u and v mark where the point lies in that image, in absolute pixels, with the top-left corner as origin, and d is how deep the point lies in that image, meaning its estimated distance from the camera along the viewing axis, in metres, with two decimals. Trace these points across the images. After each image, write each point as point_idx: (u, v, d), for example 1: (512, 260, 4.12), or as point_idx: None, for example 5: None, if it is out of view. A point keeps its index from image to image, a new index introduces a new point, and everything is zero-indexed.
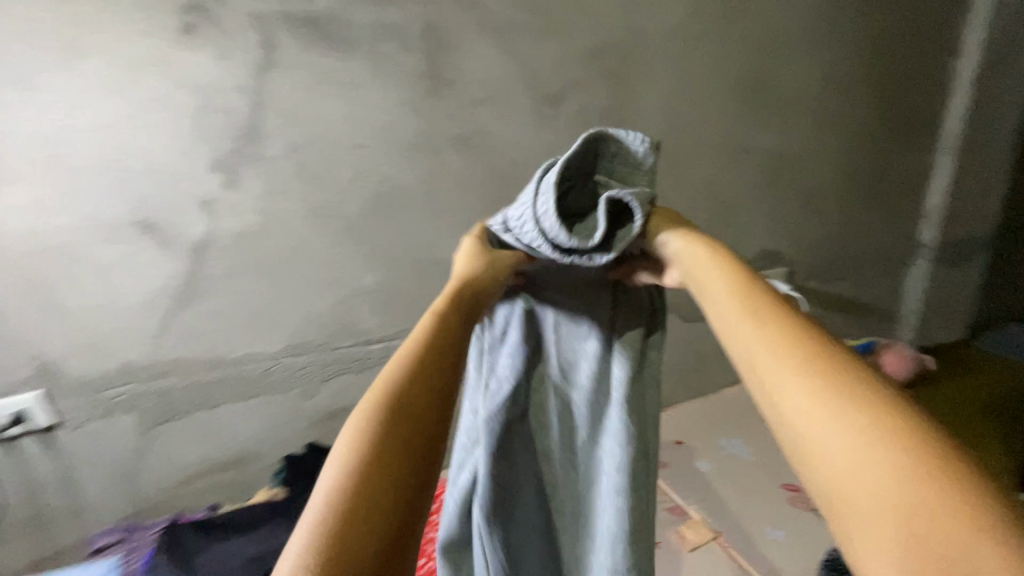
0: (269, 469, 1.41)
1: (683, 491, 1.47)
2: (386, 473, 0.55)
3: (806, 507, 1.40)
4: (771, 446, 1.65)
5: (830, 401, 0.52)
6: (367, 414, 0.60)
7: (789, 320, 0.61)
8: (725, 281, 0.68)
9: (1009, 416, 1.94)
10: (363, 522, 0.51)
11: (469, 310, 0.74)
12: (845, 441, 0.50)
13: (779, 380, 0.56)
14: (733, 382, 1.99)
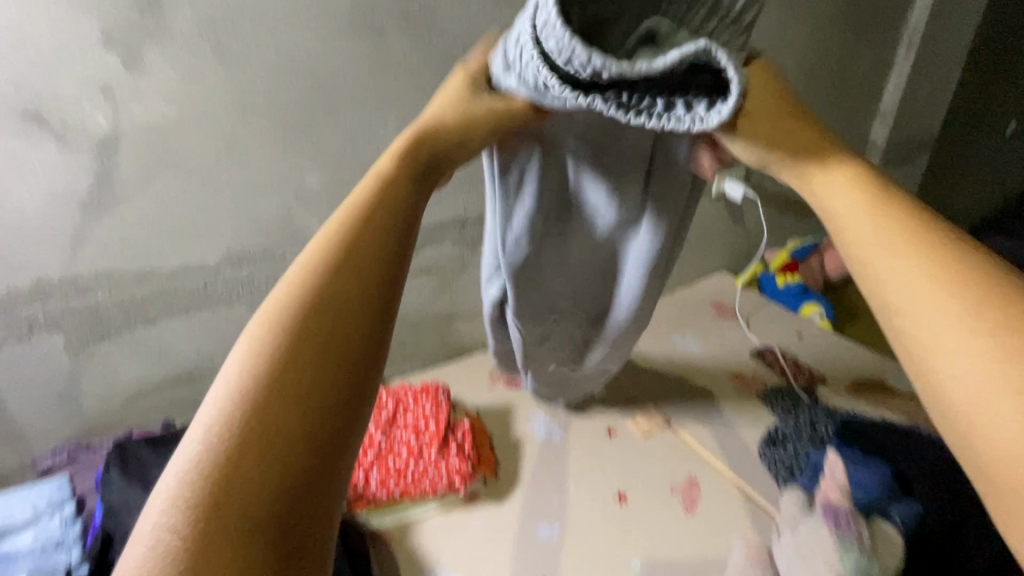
0: None
1: None
2: (287, 396, 0.52)
3: (751, 391, 1.48)
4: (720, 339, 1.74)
5: (989, 322, 0.53)
6: (277, 313, 0.57)
7: (938, 247, 0.60)
8: (868, 203, 0.65)
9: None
10: (250, 435, 0.50)
11: (425, 167, 0.71)
12: (979, 362, 0.52)
13: (928, 314, 0.57)
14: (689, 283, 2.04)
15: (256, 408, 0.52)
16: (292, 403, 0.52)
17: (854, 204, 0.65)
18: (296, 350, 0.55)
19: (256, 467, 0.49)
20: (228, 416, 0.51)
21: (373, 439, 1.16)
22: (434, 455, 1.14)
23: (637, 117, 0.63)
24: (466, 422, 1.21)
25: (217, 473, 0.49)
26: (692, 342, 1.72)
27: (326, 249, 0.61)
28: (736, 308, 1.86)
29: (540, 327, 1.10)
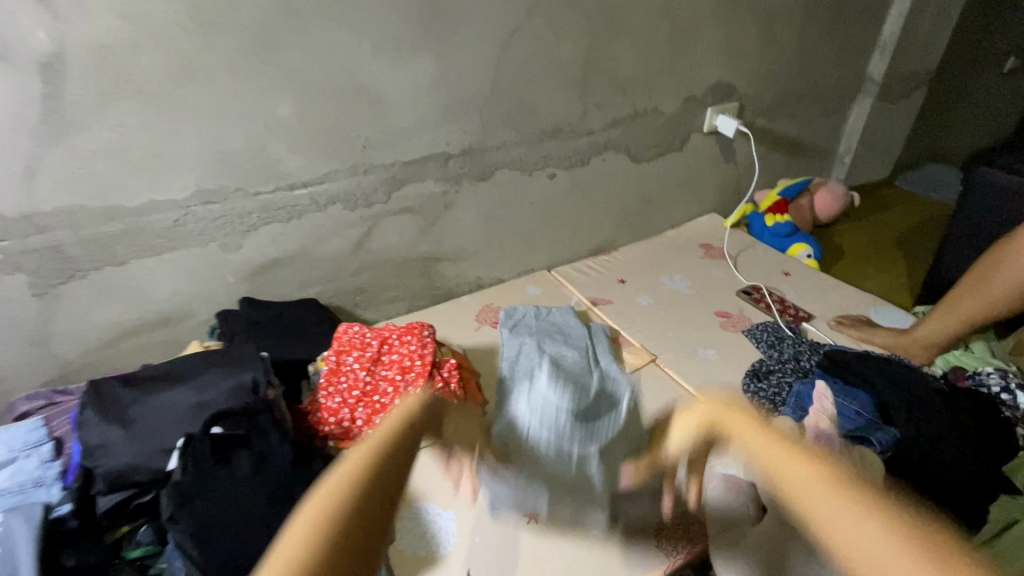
0: (204, 328, 1.32)
1: (627, 323, 1.55)
2: (378, 523, 0.53)
3: (735, 329, 1.52)
4: (709, 280, 1.73)
5: (845, 490, 0.51)
6: (367, 459, 0.56)
7: (779, 433, 0.59)
8: (745, 412, 0.64)
9: (920, 240, 2.09)
10: (354, 547, 0.50)
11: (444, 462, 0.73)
12: (866, 536, 0.48)
13: (807, 493, 0.52)
14: (679, 225, 2.01)
15: (347, 548, 0.49)
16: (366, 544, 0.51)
17: (748, 427, 0.62)
18: (387, 476, 0.56)
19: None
20: (333, 525, 0.50)
21: (357, 376, 1.12)
22: (421, 392, 1.13)
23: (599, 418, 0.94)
24: (453, 360, 1.20)
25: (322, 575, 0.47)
26: (682, 284, 1.72)
27: (401, 419, 0.64)
28: (725, 250, 1.87)
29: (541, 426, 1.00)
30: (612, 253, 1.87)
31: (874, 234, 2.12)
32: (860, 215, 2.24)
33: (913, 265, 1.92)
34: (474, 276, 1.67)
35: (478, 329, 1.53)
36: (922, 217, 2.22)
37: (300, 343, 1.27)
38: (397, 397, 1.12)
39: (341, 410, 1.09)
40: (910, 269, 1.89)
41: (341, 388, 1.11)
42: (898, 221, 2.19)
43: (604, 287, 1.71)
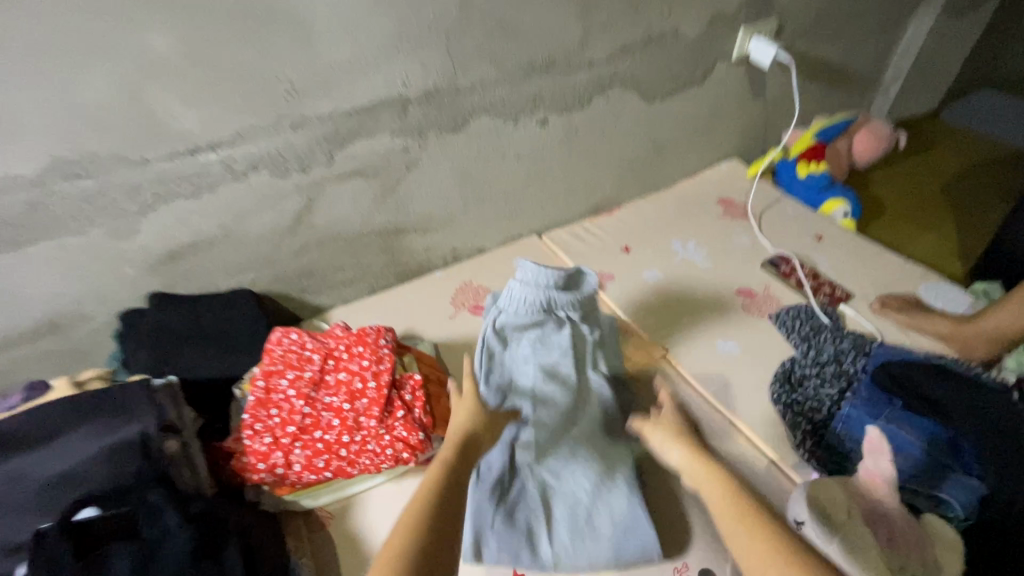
0: (106, 332, 1.05)
1: (630, 305, 1.31)
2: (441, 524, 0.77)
3: (760, 313, 1.27)
4: (729, 247, 1.47)
5: (745, 529, 0.70)
6: (437, 475, 0.80)
7: (722, 477, 0.77)
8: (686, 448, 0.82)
9: (969, 190, 1.80)
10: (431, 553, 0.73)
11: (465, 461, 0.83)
12: (752, 559, 0.66)
13: (737, 533, 0.70)
14: (693, 175, 1.70)
15: (412, 552, 0.71)
16: (426, 546, 0.73)
17: (703, 473, 0.79)
18: (444, 484, 0.79)
19: (421, 550, 0.72)
20: (415, 513, 0.76)
21: (293, 407, 0.89)
22: (375, 425, 0.89)
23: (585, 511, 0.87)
24: (417, 376, 0.95)
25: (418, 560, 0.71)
26: (697, 252, 1.46)
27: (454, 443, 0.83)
28: (748, 207, 1.58)
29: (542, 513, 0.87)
30: (615, 213, 1.58)
31: (917, 181, 1.82)
32: (901, 157, 1.93)
33: (961, 224, 1.66)
34: (449, 248, 1.39)
35: (454, 317, 1.28)
36: (970, 160, 1.93)
37: (226, 352, 1.01)
38: (344, 432, 0.88)
39: (273, 453, 0.86)
40: (958, 229, 1.64)
41: (272, 425, 0.87)
42: (944, 166, 1.90)
43: (605, 258, 1.44)
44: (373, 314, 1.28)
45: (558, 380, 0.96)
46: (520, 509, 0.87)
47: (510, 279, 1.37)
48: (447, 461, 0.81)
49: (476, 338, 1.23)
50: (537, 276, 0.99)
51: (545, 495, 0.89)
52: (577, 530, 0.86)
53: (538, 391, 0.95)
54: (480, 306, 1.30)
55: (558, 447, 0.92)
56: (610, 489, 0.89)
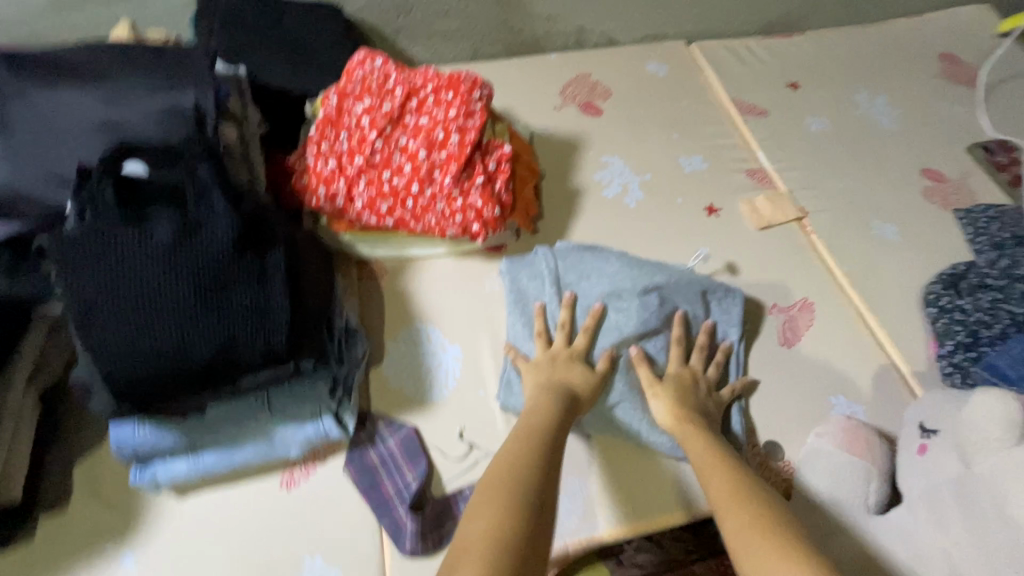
0: (185, 14, 0.94)
1: (776, 149, 1.04)
2: (553, 433, 0.59)
3: (944, 204, 0.98)
4: (932, 114, 1.11)
5: (768, 534, 0.51)
6: (534, 410, 0.63)
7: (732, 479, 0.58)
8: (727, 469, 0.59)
9: None
10: (552, 466, 0.55)
11: (573, 393, 0.67)
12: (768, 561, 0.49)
13: (745, 535, 0.52)
14: (910, 16, 1.28)
15: (532, 460, 0.55)
16: (555, 454, 0.57)
17: (710, 461, 0.60)
18: (559, 401, 0.64)
19: (543, 459, 0.55)
20: (528, 418, 0.61)
21: (364, 137, 0.77)
22: (450, 184, 0.76)
23: (639, 394, 0.72)
24: (507, 148, 0.80)
25: (532, 464, 0.54)
26: (885, 111, 1.11)
27: (562, 363, 0.70)
28: (976, 72, 1.17)
29: (625, 391, 0.72)
30: (791, 37, 1.22)
31: None
32: None
33: None
34: (575, 26, 1.14)
35: (559, 109, 1.07)
36: None
37: (303, 64, 0.87)
38: (415, 181, 0.76)
39: (335, 180, 0.76)
40: None
41: (339, 150, 0.77)
42: None
43: (761, 88, 1.13)
44: None
45: (616, 338, 0.73)
46: (615, 418, 0.72)
47: (638, 84, 1.12)
48: (552, 404, 0.63)
49: (578, 138, 1.03)
50: (623, 286, 0.77)
51: (641, 438, 0.72)
52: (634, 388, 0.73)
53: (603, 337, 0.74)
54: (592, 105, 1.08)
55: (623, 391, 0.72)
56: (668, 380, 0.71)
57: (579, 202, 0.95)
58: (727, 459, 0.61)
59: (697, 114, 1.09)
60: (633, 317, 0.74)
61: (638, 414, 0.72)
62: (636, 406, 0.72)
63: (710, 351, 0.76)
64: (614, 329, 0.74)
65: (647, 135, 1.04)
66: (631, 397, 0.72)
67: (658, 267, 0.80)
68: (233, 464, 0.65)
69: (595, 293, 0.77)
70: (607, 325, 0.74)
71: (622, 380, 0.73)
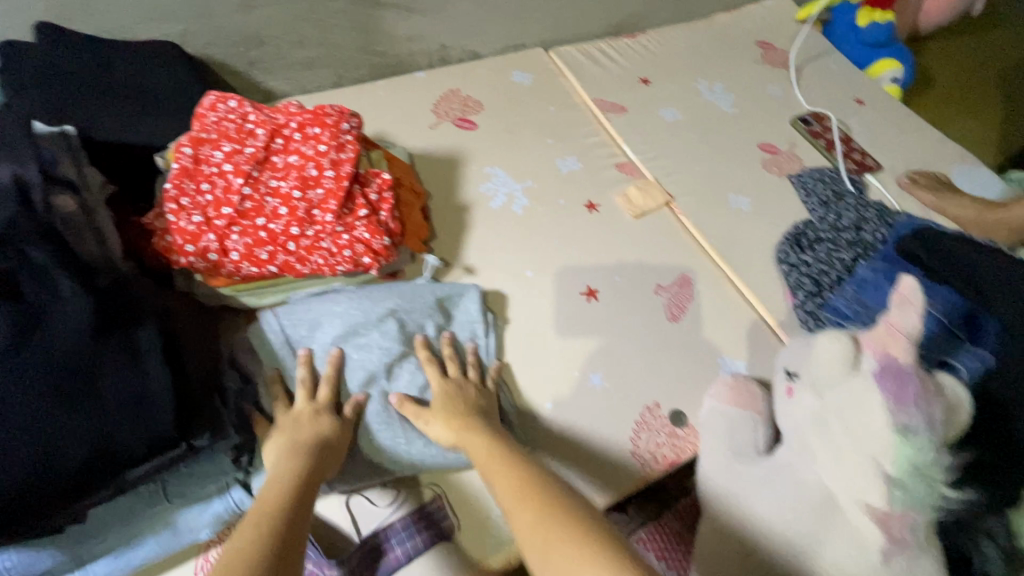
0: None
1: (638, 142, 1.13)
2: (296, 496, 0.55)
3: (780, 173, 1.13)
4: (760, 95, 1.27)
5: (557, 522, 0.52)
6: (279, 476, 0.58)
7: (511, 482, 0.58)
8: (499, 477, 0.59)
9: None
10: (288, 530, 0.51)
11: (324, 448, 0.63)
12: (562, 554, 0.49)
13: (536, 532, 0.52)
14: (732, 10, 1.45)
15: (258, 535, 0.50)
16: (295, 518, 0.53)
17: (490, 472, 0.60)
18: (305, 460, 0.60)
19: (280, 526, 0.51)
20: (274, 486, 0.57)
21: (230, 185, 0.72)
22: (331, 222, 0.74)
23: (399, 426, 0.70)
24: (386, 176, 0.80)
25: (261, 536, 0.50)
26: (723, 96, 1.25)
27: (314, 418, 0.66)
28: (789, 55, 1.36)
29: (388, 426, 0.70)
30: (637, 37, 1.33)
31: (993, 55, 1.54)
32: (984, 26, 1.61)
33: None
34: (437, 44, 1.14)
35: (435, 127, 1.08)
36: None
37: (146, 113, 0.81)
38: (294, 224, 0.73)
39: (204, 235, 0.70)
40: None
41: (202, 202, 0.72)
42: None
43: (618, 87, 1.22)
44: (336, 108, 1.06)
45: (364, 377, 0.71)
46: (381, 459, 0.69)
47: (506, 94, 1.16)
48: (298, 464, 0.59)
49: (457, 154, 1.05)
50: (363, 320, 0.75)
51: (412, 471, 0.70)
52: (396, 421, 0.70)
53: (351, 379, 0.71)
54: (467, 120, 1.10)
55: (380, 429, 0.69)
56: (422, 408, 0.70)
57: (468, 217, 0.97)
58: (495, 484, 0.58)
59: (565, 117, 1.15)
60: (375, 350, 0.73)
61: (397, 449, 0.69)
62: (391, 442, 0.69)
63: (456, 363, 0.76)
64: (360, 366, 0.72)
65: (522, 143, 1.09)
66: (391, 431, 0.70)
67: (383, 288, 0.78)
68: (133, 565, 0.58)
69: (331, 336, 0.73)
70: (354, 366, 0.72)
71: (380, 416, 0.70)
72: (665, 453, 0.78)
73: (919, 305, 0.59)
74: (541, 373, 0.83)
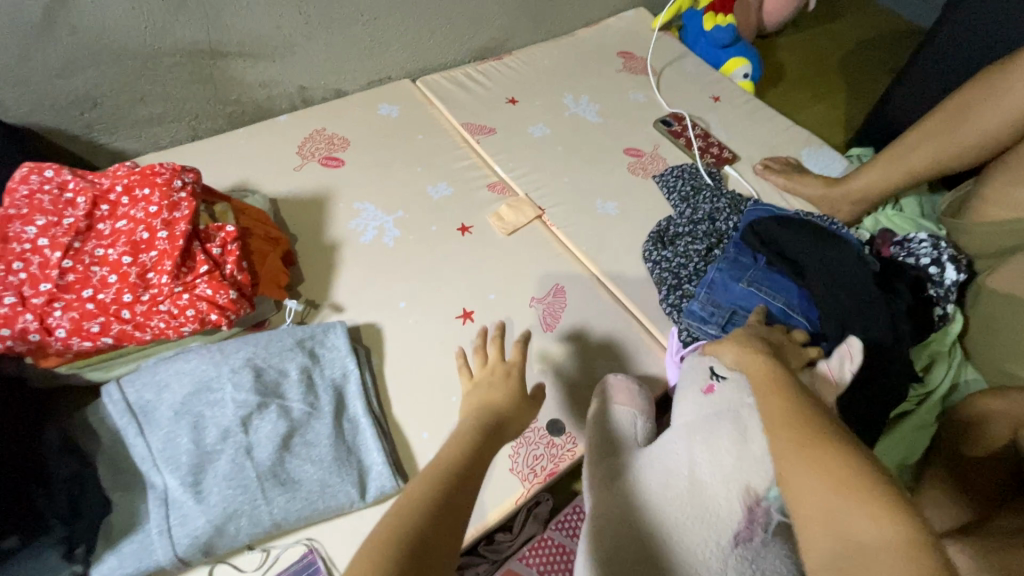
0: None
1: (509, 161, 1.16)
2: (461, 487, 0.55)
3: (645, 174, 1.19)
4: (623, 102, 1.34)
5: (815, 448, 0.47)
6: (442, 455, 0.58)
7: (782, 398, 0.53)
8: (772, 392, 0.54)
9: (886, 57, 1.69)
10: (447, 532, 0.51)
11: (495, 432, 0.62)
12: (815, 482, 0.45)
13: (788, 456, 0.48)
14: (593, 25, 1.52)
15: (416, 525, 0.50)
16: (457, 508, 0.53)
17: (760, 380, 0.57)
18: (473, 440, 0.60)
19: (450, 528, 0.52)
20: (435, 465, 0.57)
21: (48, 259, 0.69)
22: (169, 282, 0.72)
23: (255, 486, 0.65)
24: (230, 228, 0.78)
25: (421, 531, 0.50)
26: (588, 107, 1.31)
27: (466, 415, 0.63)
28: (648, 61, 1.44)
29: (237, 488, 0.64)
30: (502, 59, 1.37)
31: (832, 43, 1.70)
32: (820, 17, 1.77)
33: (867, 90, 1.59)
34: (295, 86, 1.14)
35: (299, 169, 1.07)
36: (892, 25, 1.81)
37: None
38: (126, 290, 0.70)
39: (20, 315, 0.66)
40: (864, 96, 1.57)
41: (16, 281, 0.68)
42: (865, 29, 1.77)
43: (486, 109, 1.25)
44: (190, 161, 1.03)
45: (215, 439, 0.66)
46: (233, 529, 0.63)
47: (373, 128, 1.16)
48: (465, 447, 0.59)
49: (324, 193, 1.04)
50: (212, 377, 0.70)
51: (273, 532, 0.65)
52: (248, 482, 0.65)
53: (201, 441, 0.66)
54: (333, 158, 1.10)
55: (228, 495, 0.64)
56: (279, 464, 0.67)
57: (337, 255, 0.96)
58: (785, 373, 0.57)
59: (435, 144, 1.17)
60: (226, 407, 0.68)
61: (251, 514, 0.64)
62: (242, 507, 0.64)
63: (325, 407, 0.73)
64: (211, 427, 0.67)
65: (391, 175, 1.09)
66: (242, 494, 0.64)
67: (241, 341, 0.75)
68: None
69: (178, 397, 0.68)
70: (203, 427, 0.67)
71: (229, 477, 0.65)
72: (544, 464, 0.78)
73: (857, 361, 0.71)
74: (415, 404, 0.81)
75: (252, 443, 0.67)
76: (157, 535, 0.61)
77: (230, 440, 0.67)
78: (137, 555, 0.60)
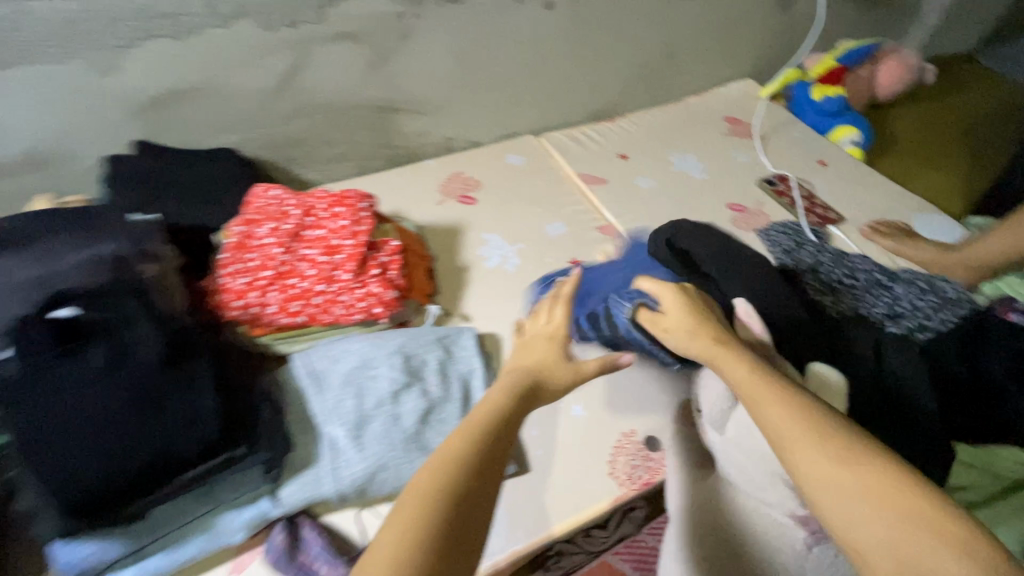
0: (92, 175, 1.06)
1: (618, 208, 1.30)
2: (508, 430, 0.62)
3: (748, 228, 1.26)
4: (728, 162, 1.44)
5: (869, 487, 0.47)
6: (500, 398, 0.66)
7: (806, 420, 0.53)
8: (786, 409, 0.54)
9: (1011, 129, 1.66)
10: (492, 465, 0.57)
11: (531, 392, 0.68)
12: (880, 525, 0.46)
13: (841, 497, 0.48)
14: (701, 93, 1.66)
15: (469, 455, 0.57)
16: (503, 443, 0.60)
17: (764, 397, 0.57)
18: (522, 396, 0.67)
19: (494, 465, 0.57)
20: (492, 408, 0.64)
21: (270, 254, 0.91)
22: (349, 279, 0.91)
23: (402, 448, 0.79)
24: (394, 243, 0.98)
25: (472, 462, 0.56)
26: (694, 165, 1.43)
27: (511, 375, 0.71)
28: (754, 127, 1.54)
29: (388, 446, 0.79)
30: (616, 120, 1.54)
31: (949, 112, 1.70)
32: (936, 88, 1.78)
33: (989, 160, 1.56)
34: (443, 137, 1.38)
35: (440, 204, 1.27)
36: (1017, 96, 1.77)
37: (205, 201, 1.02)
38: (319, 282, 0.90)
39: (248, 292, 0.88)
40: (986, 166, 1.54)
41: (249, 267, 0.90)
42: (988, 99, 1.74)
43: (600, 163, 1.41)
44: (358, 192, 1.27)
45: (373, 404, 0.82)
46: (381, 478, 0.78)
47: (501, 173, 1.36)
48: (512, 396, 0.66)
49: (459, 224, 1.23)
50: (373, 356, 0.87)
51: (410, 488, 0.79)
52: (395, 442, 0.79)
53: (363, 404, 0.82)
54: (468, 196, 1.30)
55: (381, 450, 0.78)
56: (420, 433, 0.81)
57: (467, 275, 1.13)
58: (793, 390, 0.57)
59: (554, 190, 1.34)
60: (382, 381, 0.85)
61: (397, 468, 0.78)
62: (392, 462, 0.78)
63: (457, 394, 0.87)
64: (370, 394, 0.83)
65: (515, 213, 1.27)
66: (392, 452, 0.79)
67: (396, 332, 0.92)
68: (179, 562, 0.70)
69: (348, 368, 0.86)
70: (364, 394, 0.83)
71: (383, 436, 0.80)
72: (641, 474, 0.86)
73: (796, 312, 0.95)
74: None
75: (400, 413, 0.82)
76: (326, 473, 0.76)
77: (384, 407, 0.82)
78: (311, 484, 0.76)
